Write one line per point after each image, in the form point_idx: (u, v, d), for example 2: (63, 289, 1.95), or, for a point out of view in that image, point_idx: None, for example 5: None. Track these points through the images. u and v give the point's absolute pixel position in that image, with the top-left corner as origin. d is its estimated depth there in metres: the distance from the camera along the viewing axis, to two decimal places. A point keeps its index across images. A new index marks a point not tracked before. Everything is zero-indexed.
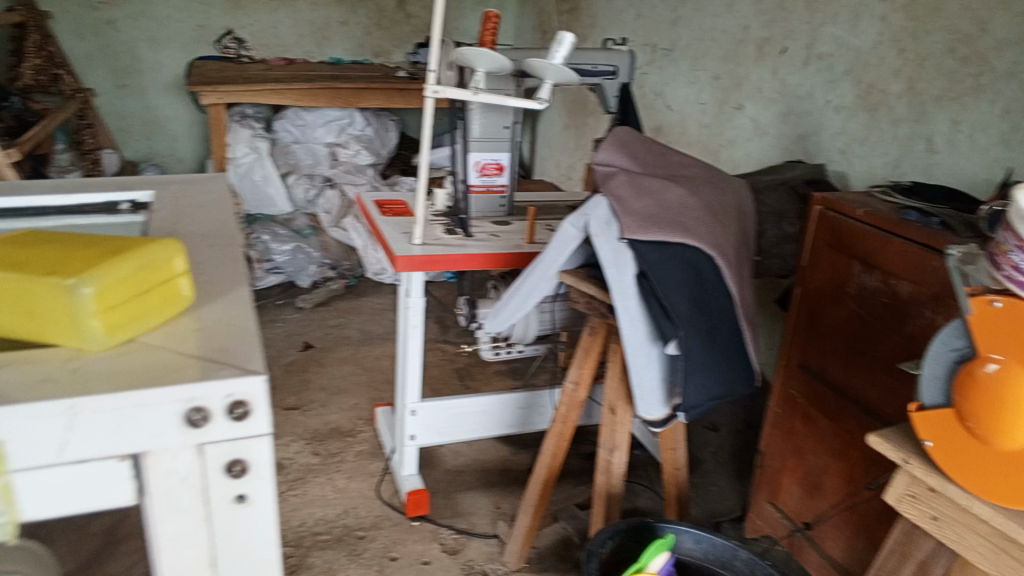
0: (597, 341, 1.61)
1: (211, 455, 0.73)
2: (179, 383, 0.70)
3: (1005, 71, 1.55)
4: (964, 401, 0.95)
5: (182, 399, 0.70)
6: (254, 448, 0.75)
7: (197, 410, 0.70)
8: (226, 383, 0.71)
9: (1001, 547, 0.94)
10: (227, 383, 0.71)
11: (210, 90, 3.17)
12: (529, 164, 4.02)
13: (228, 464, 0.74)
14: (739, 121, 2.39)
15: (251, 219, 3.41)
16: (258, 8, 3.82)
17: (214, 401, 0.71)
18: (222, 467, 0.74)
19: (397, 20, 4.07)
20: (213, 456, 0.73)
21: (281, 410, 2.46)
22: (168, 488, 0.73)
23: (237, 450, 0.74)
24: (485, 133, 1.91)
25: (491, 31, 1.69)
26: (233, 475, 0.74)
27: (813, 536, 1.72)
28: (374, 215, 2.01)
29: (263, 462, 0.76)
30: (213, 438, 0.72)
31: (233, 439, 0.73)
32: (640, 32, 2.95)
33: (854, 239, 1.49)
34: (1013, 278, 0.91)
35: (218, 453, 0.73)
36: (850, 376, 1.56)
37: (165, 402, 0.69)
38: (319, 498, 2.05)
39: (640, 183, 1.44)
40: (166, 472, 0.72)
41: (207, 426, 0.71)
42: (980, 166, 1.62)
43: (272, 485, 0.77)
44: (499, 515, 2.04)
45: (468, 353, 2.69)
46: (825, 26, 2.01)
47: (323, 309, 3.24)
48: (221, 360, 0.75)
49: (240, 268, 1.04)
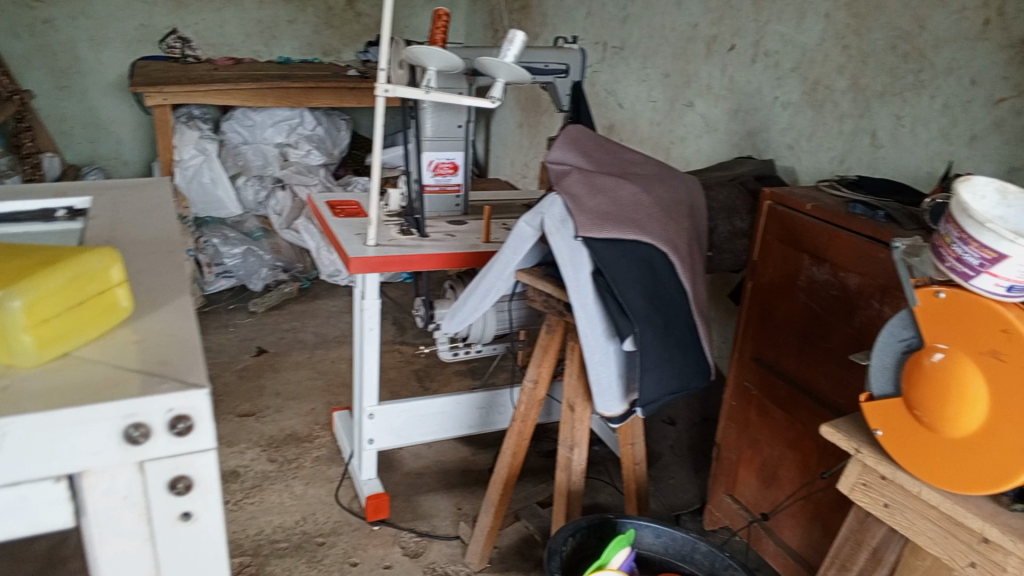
0: (555, 339, 1.61)
1: (153, 472, 0.71)
2: (117, 400, 0.67)
3: (944, 67, 1.59)
4: (913, 391, 0.98)
5: (120, 416, 0.67)
6: (198, 464, 0.72)
7: (137, 427, 0.68)
8: (165, 399, 0.68)
9: (950, 532, 0.96)
10: (166, 398, 0.68)
11: (154, 91, 3.08)
12: (484, 163, 4.01)
13: (171, 481, 0.72)
14: (690, 118, 2.42)
15: (200, 223, 3.34)
16: (203, 7, 3.74)
17: (155, 417, 0.68)
18: (165, 484, 0.72)
19: (346, 18, 4.03)
20: (155, 473, 0.71)
21: (235, 417, 2.41)
22: (107, 508, 0.71)
23: (180, 466, 0.71)
24: (438, 132, 1.89)
25: (442, 29, 1.68)
26: (177, 492, 0.72)
27: (771, 526, 1.75)
28: (326, 216, 1.98)
29: (208, 478, 0.73)
30: (154, 455, 0.70)
31: (177, 455, 0.71)
32: (591, 30, 2.97)
33: (803, 233, 1.51)
34: (956, 269, 0.91)
35: (160, 470, 0.71)
36: (803, 368, 1.59)
37: (102, 420, 0.67)
38: (277, 505, 2.02)
39: (593, 181, 1.44)
40: (104, 491, 0.70)
41: (148, 443, 0.69)
42: (922, 160, 1.66)
43: (219, 501, 0.75)
44: (460, 516, 2.03)
45: (426, 354, 2.68)
46: (772, 24, 2.04)
47: (276, 313, 3.19)
48: (162, 374, 0.73)
49: (185, 274, 1.01)
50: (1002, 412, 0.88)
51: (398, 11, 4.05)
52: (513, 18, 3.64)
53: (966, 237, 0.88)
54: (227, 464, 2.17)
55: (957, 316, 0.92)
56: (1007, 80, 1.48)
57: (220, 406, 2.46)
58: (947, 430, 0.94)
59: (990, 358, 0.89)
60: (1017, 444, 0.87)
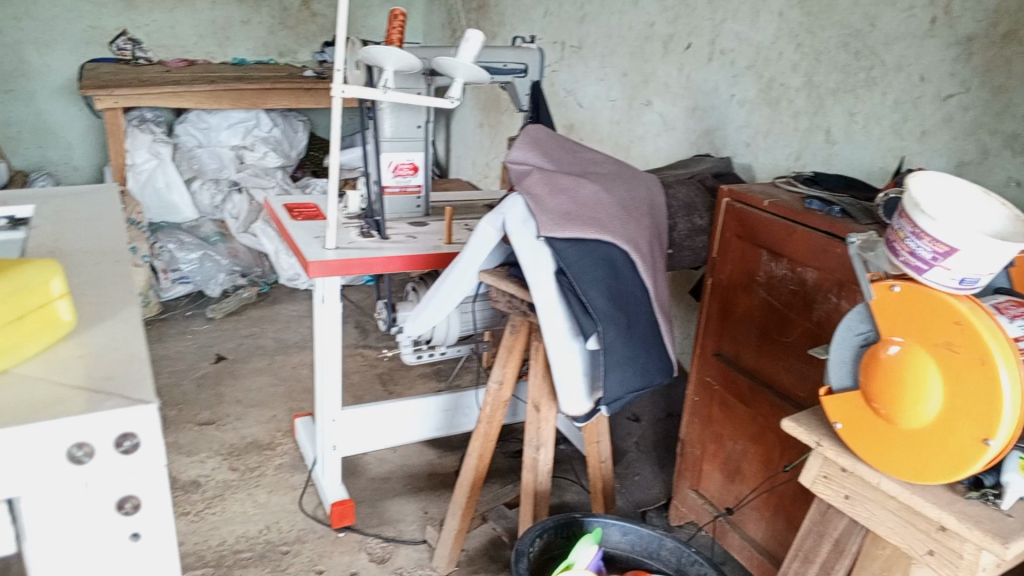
0: (519, 340, 1.61)
1: (100, 493, 0.68)
2: (60, 418, 0.65)
3: (894, 65, 1.62)
4: (869, 384, 0.99)
5: (63, 436, 0.65)
6: (148, 482, 0.70)
7: (81, 446, 0.66)
8: (111, 416, 0.67)
9: (909, 522, 0.98)
10: (112, 415, 0.67)
11: (104, 94, 3.01)
12: (445, 163, 3.99)
13: (118, 501, 0.69)
14: (648, 117, 2.43)
15: (154, 228, 3.25)
16: (154, 8, 3.66)
17: (100, 435, 0.66)
18: (112, 504, 0.69)
19: (302, 19, 3.97)
20: (101, 493, 0.68)
21: (194, 426, 2.37)
22: (50, 535, 0.67)
23: (128, 485, 0.69)
24: (397, 132, 1.88)
25: (398, 29, 1.66)
26: (126, 512, 0.69)
27: (736, 520, 1.77)
28: (284, 219, 1.95)
29: (158, 497, 0.71)
30: (100, 476, 0.67)
31: (126, 474, 0.68)
32: (548, 30, 2.97)
33: (761, 229, 1.53)
34: (910, 263, 0.92)
35: (106, 490, 0.68)
36: (765, 363, 1.60)
37: (43, 440, 0.64)
38: (240, 514, 1.99)
39: (554, 181, 1.44)
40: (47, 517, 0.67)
41: (94, 463, 0.66)
42: (875, 155, 1.69)
43: (170, 520, 0.72)
44: (427, 520, 2.01)
45: (389, 357, 2.65)
46: (727, 22, 2.06)
47: (235, 319, 3.13)
48: (108, 390, 0.71)
49: (132, 283, 0.99)
50: (956, 403, 0.90)
51: (355, 11, 4.01)
52: (471, 18, 3.63)
53: (919, 232, 0.89)
54: (187, 474, 2.13)
55: (912, 309, 0.94)
56: (954, 77, 1.51)
57: (179, 415, 2.41)
58: (903, 422, 0.95)
59: (944, 349, 0.91)
60: (972, 433, 0.89)
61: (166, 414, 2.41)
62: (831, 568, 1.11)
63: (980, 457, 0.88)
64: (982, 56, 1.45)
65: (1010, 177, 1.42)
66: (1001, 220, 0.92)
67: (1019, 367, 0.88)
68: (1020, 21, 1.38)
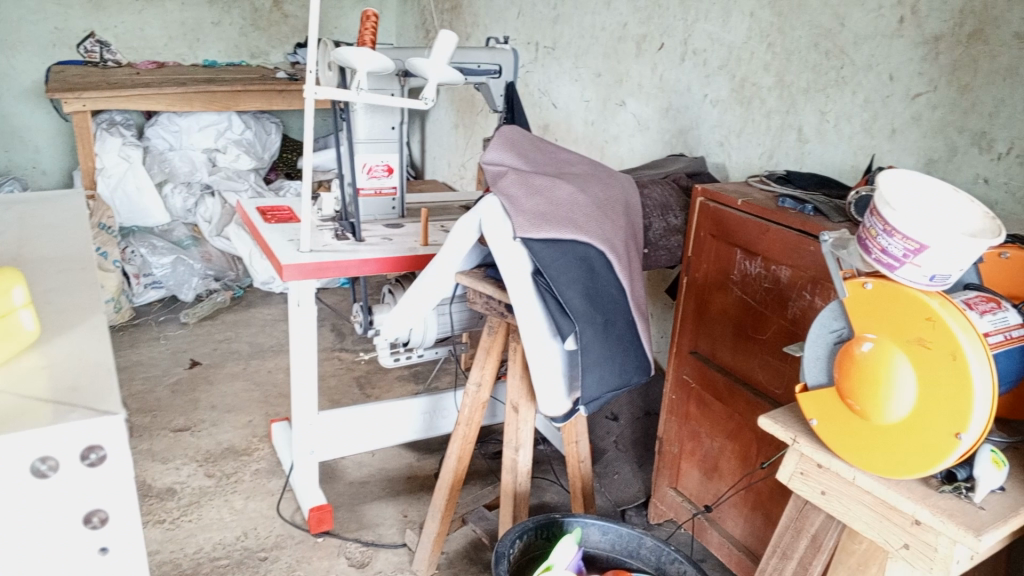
0: (497, 342, 1.61)
1: (62, 511, 0.63)
2: (23, 429, 0.62)
3: (864, 64, 1.64)
4: (844, 380, 1.00)
5: (24, 446, 0.61)
6: (118, 496, 0.65)
7: (44, 459, 0.62)
8: (77, 427, 0.63)
9: (884, 515, 0.99)
10: (78, 426, 0.63)
11: (72, 97, 2.96)
12: (420, 165, 3.98)
13: (84, 517, 0.64)
14: (623, 117, 2.44)
15: (125, 232, 3.20)
16: (122, 9, 3.61)
17: (65, 446, 0.63)
18: (78, 522, 0.64)
19: (274, 20, 3.94)
20: (64, 510, 0.63)
21: (169, 432, 2.34)
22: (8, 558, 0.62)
23: (95, 499, 0.64)
24: (371, 134, 1.87)
25: (371, 30, 1.64)
26: (91, 528, 0.64)
27: (714, 517, 1.78)
28: (257, 223, 1.93)
29: (127, 514, 0.66)
30: (63, 492, 0.63)
31: (91, 490, 0.64)
32: (522, 30, 2.98)
33: (735, 228, 1.54)
34: (881, 261, 0.93)
35: (70, 507, 0.63)
36: (741, 360, 1.62)
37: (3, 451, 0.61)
38: (216, 521, 1.96)
39: (530, 181, 1.44)
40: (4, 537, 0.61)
41: (58, 477, 0.63)
42: (846, 154, 1.71)
43: (142, 540, 0.67)
44: (406, 523, 2.00)
45: (366, 361, 2.64)
46: (699, 22, 2.08)
47: (209, 324, 3.10)
48: (74, 401, 0.68)
49: (99, 291, 0.97)
50: (929, 398, 0.92)
51: (328, 12, 3.98)
52: (445, 19, 3.62)
53: (890, 229, 0.90)
54: (162, 481, 2.10)
55: (885, 305, 0.95)
56: (922, 76, 1.53)
57: (153, 422, 2.38)
58: (877, 418, 0.96)
59: (916, 345, 0.92)
60: (945, 427, 0.90)
61: (139, 421, 2.38)
62: (809, 564, 1.12)
63: (952, 451, 0.90)
64: (949, 55, 1.47)
65: (978, 174, 1.45)
66: (969, 217, 0.94)
67: (988, 362, 0.90)
68: (985, 21, 1.41)
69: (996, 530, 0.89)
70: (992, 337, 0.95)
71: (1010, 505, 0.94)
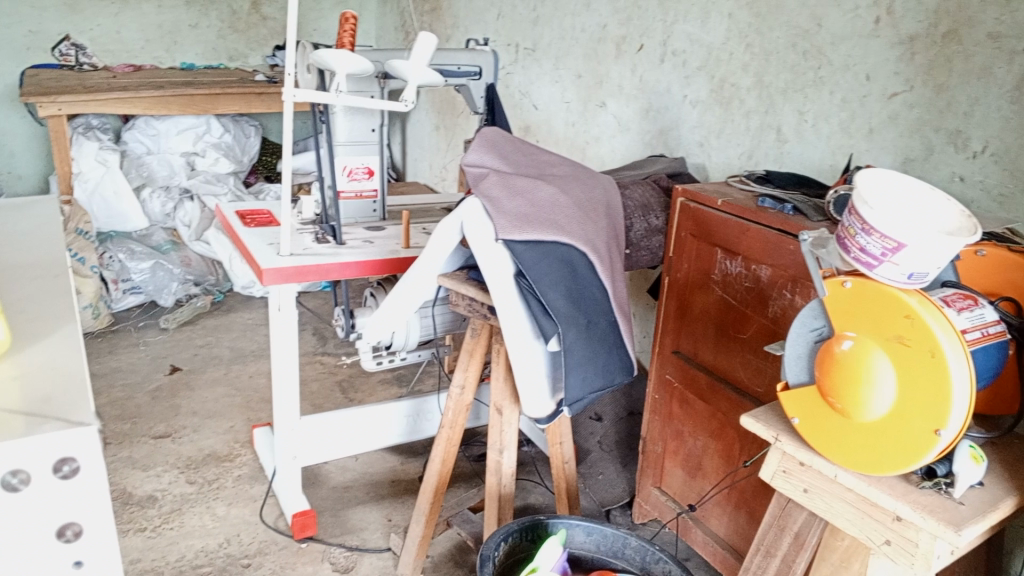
0: (480, 344, 1.60)
1: (34, 525, 0.61)
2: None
3: (841, 64, 1.66)
4: (825, 379, 1.00)
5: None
6: (93, 510, 0.63)
7: (16, 472, 0.60)
8: (51, 439, 0.61)
9: (865, 512, 1.00)
10: (51, 437, 0.61)
11: (47, 101, 2.92)
12: (401, 167, 3.97)
13: (58, 530, 0.62)
14: (603, 119, 2.44)
15: (103, 237, 3.15)
16: (98, 12, 3.57)
17: (38, 459, 0.61)
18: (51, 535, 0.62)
19: (252, 22, 3.91)
20: (36, 524, 0.61)
21: (149, 439, 2.31)
22: None
23: (68, 512, 0.62)
24: (351, 136, 1.86)
25: (350, 33, 1.64)
26: (65, 541, 0.62)
27: (698, 516, 1.78)
28: (237, 227, 1.92)
29: (102, 527, 0.64)
30: (36, 505, 0.61)
31: (65, 503, 0.62)
32: (502, 32, 2.97)
33: (715, 228, 1.55)
34: (860, 259, 0.94)
35: (42, 520, 0.61)
36: (722, 359, 1.62)
37: None
38: (198, 528, 1.94)
39: (511, 183, 1.44)
40: None
41: (30, 490, 0.61)
42: (825, 153, 1.72)
43: (117, 553, 0.65)
44: (391, 527, 1.99)
45: (349, 364, 2.63)
46: (678, 23, 2.08)
47: (189, 329, 3.07)
48: (46, 413, 0.66)
49: (72, 299, 0.96)
50: (908, 395, 0.92)
51: (307, 14, 3.97)
52: (424, 20, 3.62)
53: (868, 228, 0.91)
54: (142, 489, 2.08)
55: (865, 304, 0.96)
56: (899, 76, 1.54)
57: (133, 429, 2.36)
58: (858, 416, 0.97)
59: (896, 343, 0.93)
60: (924, 424, 0.91)
61: (119, 429, 2.35)
62: (792, 561, 1.13)
63: (932, 447, 0.91)
64: (924, 55, 1.49)
65: (954, 173, 1.46)
66: (946, 216, 0.94)
67: (967, 359, 0.90)
68: (959, 21, 1.42)
69: (975, 525, 0.89)
70: (970, 334, 0.96)
71: (988, 500, 0.95)
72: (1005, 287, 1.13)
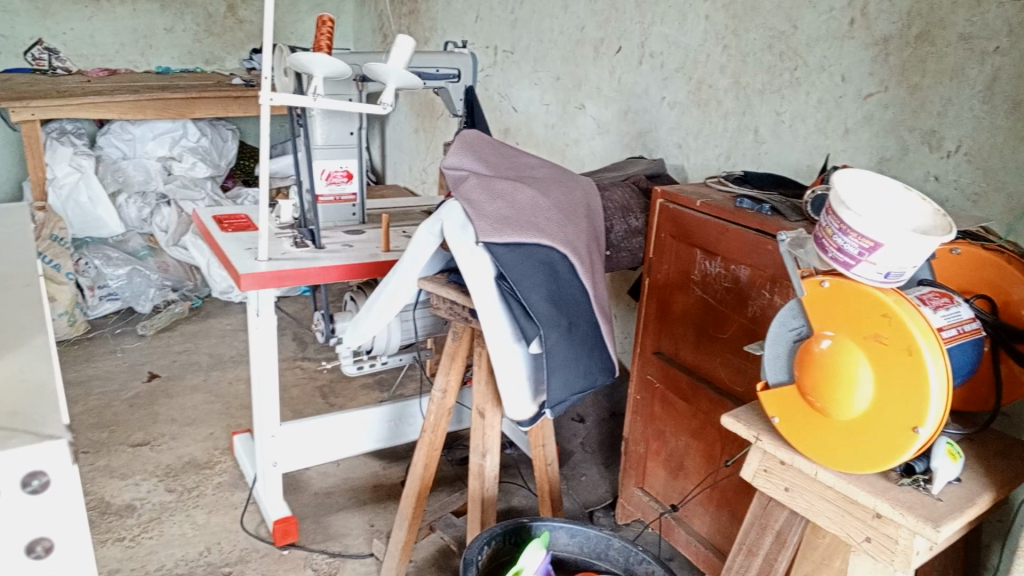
0: (462, 347, 1.60)
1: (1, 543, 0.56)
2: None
3: (817, 65, 1.67)
4: (805, 378, 1.01)
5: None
6: (65, 524, 0.58)
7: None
8: (15, 455, 0.55)
9: (846, 510, 1.01)
10: (14, 453, 0.55)
11: (20, 106, 2.84)
12: (380, 169, 3.96)
13: (27, 547, 0.57)
14: (583, 120, 2.45)
15: (78, 244, 3.11)
16: (71, 16, 3.53)
17: (3, 476, 0.55)
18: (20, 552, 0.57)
19: (228, 25, 3.88)
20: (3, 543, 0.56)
21: (127, 447, 2.29)
22: None
23: (39, 528, 0.57)
24: (329, 140, 1.85)
25: (327, 36, 1.63)
26: (35, 558, 0.57)
27: (681, 515, 1.79)
28: (214, 232, 1.90)
29: (75, 542, 0.59)
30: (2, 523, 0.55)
31: (34, 519, 0.56)
32: (480, 34, 2.97)
33: (695, 229, 1.55)
34: (837, 259, 0.94)
35: (9, 539, 0.56)
36: (703, 359, 1.63)
37: None
38: (178, 537, 1.92)
39: (491, 186, 1.43)
40: None
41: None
42: (802, 154, 1.73)
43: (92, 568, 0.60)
44: (373, 533, 1.98)
45: (329, 369, 2.61)
46: (656, 25, 2.09)
47: (167, 335, 3.04)
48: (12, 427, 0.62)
49: (43, 308, 0.95)
50: (886, 393, 0.93)
51: (283, 17, 3.94)
52: (402, 23, 3.61)
53: (845, 228, 0.91)
54: (121, 498, 2.05)
55: (844, 303, 0.96)
56: (873, 76, 1.56)
57: (111, 437, 2.33)
58: (837, 414, 0.98)
59: (874, 342, 0.93)
60: (902, 422, 0.92)
61: (96, 437, 2.32)
62: (774, 560, 1.13)
63: (910, 444, 0.92)
64: (898, 56, 1.50)
65: (929, 172, 1.47)
66: (921, 215, 0.95)
67: (943, 357, 0.91)
68: (931, 22, 1.44)
69: (953, 521, 0.90)
70: (946, 331, 0.97)
71: (966, 496, 0.96)
72: (979, 285, 1.14)
